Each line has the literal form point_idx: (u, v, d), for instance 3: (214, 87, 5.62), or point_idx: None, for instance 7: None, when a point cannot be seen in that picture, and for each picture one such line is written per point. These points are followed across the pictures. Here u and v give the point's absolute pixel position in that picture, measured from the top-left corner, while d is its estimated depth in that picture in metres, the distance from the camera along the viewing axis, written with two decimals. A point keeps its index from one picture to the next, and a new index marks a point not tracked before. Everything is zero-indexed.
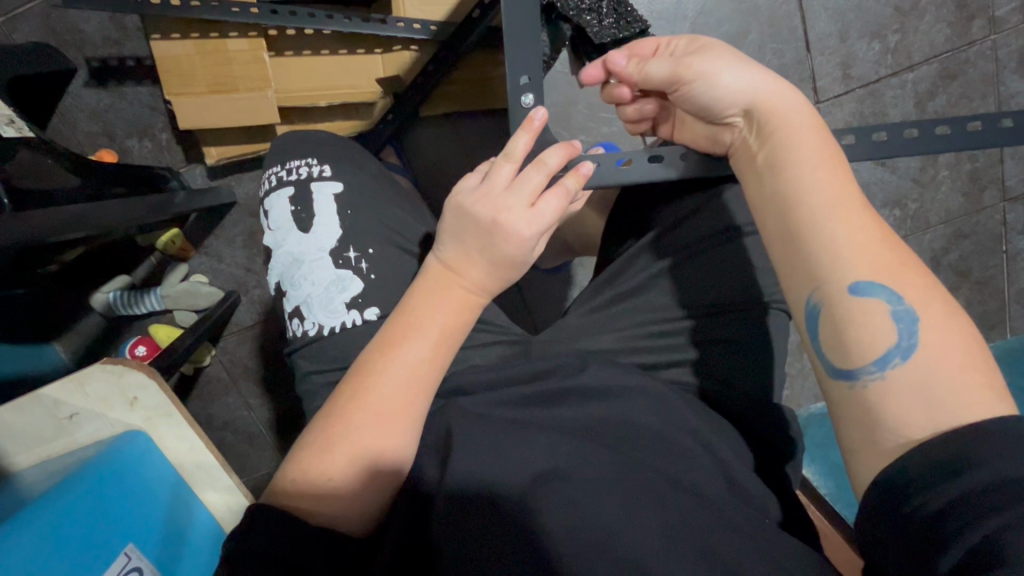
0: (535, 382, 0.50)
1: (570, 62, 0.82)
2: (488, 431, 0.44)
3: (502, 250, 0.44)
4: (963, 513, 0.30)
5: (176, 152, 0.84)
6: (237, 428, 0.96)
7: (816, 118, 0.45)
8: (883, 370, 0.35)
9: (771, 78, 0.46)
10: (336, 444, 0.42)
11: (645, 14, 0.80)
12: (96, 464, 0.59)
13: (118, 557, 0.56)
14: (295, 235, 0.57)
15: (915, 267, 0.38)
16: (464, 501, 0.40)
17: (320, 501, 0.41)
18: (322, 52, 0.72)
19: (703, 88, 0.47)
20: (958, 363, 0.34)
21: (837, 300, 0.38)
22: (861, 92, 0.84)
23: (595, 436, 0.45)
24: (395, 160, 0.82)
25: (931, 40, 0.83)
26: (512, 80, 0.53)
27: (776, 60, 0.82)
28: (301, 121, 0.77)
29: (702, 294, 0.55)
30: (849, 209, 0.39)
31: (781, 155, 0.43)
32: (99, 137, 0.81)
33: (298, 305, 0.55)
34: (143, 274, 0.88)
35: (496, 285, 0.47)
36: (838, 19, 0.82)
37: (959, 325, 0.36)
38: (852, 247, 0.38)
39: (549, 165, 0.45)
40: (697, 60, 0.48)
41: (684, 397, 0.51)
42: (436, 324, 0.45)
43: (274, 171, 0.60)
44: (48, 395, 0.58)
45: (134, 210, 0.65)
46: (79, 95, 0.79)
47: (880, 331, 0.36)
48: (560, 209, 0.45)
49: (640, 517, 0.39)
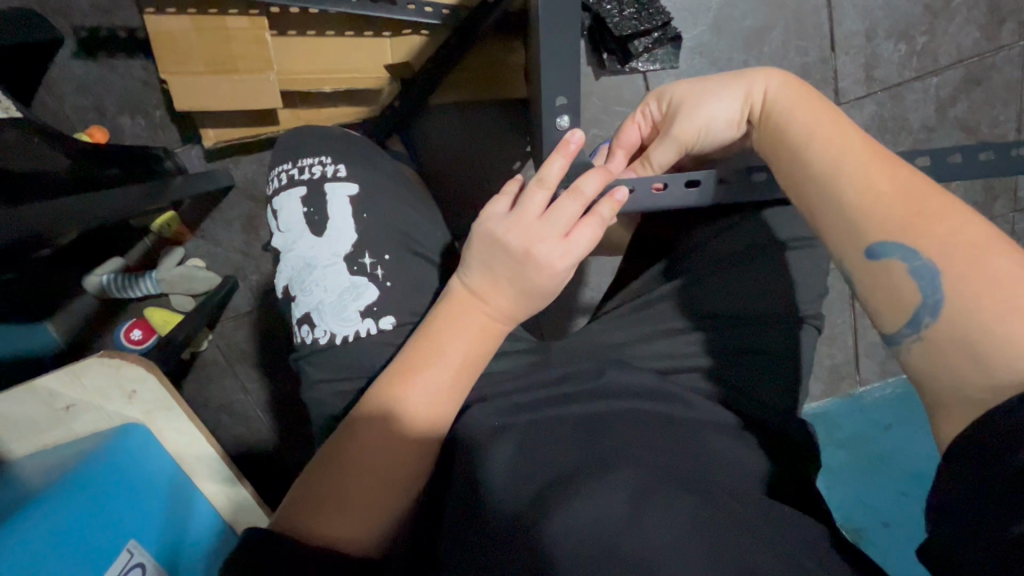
0: (555, 385, 0.50)
1: (587, 54, 0.77)
2: (504, 442, 0.43)
3: (533, 281, 0.45)
4: (1014, 490, 0.29)
5: (170, 131, 0.80)
6: (234, 413, 0.93)
7: (817, 99, 0.45)
8: (916, 331, 0.36)
9: (751, 88, 0.47)
10: (353, 473, 0.42)
11: (668, 5, 0.76)
12: (96, 458, 0.58)
13: (120, 554, 0.56)
14: (306, 238, 0.55)
15: (947, 210, 0.37)
16: (470, 512, 0.40)
17: (333, 523, 0.41)
18: (327, 33, 0.67)
19: (709, 138, 0.50)
20: (992, 313, 0.33)
21: (857, 265, 0.39)
22: (883, 95, 0.81)
23: (611, 435, 0.44)
24: (402, 149, 0.80)
25: (959, 43, 0.81)
26: (550, 99, 0.50)
27: (799, 57, 0.79)
28: (303, 107, 0.74)
29: (729, 305, 0.54)
30: (881, 169, 0.39)
31: (790, 153, 0.44)
32: (89, 112, 0.77)
33: (308, 311, 0.53)
34: (137, 256, 0.86)
35: (520, 313, 0.47)
36: (866, 17, 0.79)
37: (998, 272, 0.34)
38: (876, 209, 0.38)
39: (585, 193, 0.45)
40: (682, 121, 0.51)
41: (707, 409, 0.50)
42: (457, 354, 0.45)
43: (284, 168, 0.57)
44: (44, 388, 0.56)
45: (130, 197, 0.63)
46: (67, 66, 0.75)
47: (904, 290, 0.37)
48: (594, 239, 0.45)
49: (650, 526, 0.37)
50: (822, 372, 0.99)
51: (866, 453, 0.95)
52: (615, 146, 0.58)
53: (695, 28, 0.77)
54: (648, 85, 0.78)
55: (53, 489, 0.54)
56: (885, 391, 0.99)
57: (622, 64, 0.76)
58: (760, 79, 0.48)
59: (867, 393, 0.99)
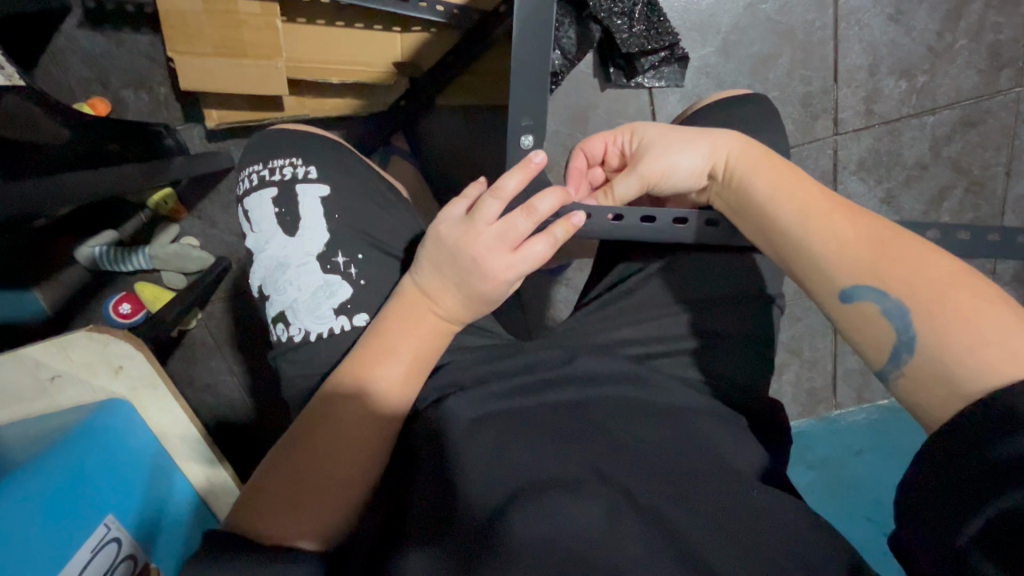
0: (519, 375, 0.49)
1: (595, 64, 0.78)
2: (472, 435, 0.43)
3: (478, 288, 0.45)
4: (988, 484, 0.30)
5: (173, 109, 0.80)
6: (217, 393, 0.94)
7: (771, 154, 0.47)
8: (898, 368, 0.37)
9: (716, 145, 0.49)
10: (298, 459, 0.43)
11: (678, 25, 0.77)
12: (80, 433, 0.59)
13: (98, 527, 0.56)
14: (279, 238, 0.55)
15: (911, 246, 0.39)
16: (434, 509, 0.40)
17: (273, 523, 0.41)
18: (337, 24, 0.68)
19: (672, 182, 0.50)
20: (963, 343, 0.34)
21: (834, 308, 0.40)
22: (881, 129, 0.83)
23: (574, 434, 0.44)
24: (405, 146, 0.83)
25: (958, 85, 0.82)
26: (516, 119, 0.48)
27: (802, 86, 0.81)
28: (309, 95, 0.74)
29: (712, 287, 0.56)
30: (851, 214, 0.41)
31: (753, 209, 0.46)
32: (92, 84, 0.77)
33: (282, 310, 0.54)
34: (131, 231, 0.85)
35: (468, 315, 0.48)
36: (871, 53, 0.80)
37: (963, 307, 0.35)
38: (847, 249, 0.40)
39: (539, 212, 0.45)
40: (649, 162, 0.51)
41: (685, 394, 0.50)
42: (407, 350, 0.46)
43: (254, 170, 0.57)
44: (30, 357, 0.57)
45: (133, 175, 0.63)
46: (73, 36, 0.75)
47: (880, 333, 0.38)
48: (544, 256, 0.46)
49: (621, 528, 0.38)
50: (798, 394, 1.02)
51: (834, 474, 0.97)
52: (580, 153, 0.58)
53: (702, 49, 0.78)
54: (652, 101, 0.79)
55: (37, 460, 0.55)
56: (861, 415, 1.03)
57: (627, 78, 0.77)
58: (726, 140, 0.49)
59: (842, 416, 1.03)
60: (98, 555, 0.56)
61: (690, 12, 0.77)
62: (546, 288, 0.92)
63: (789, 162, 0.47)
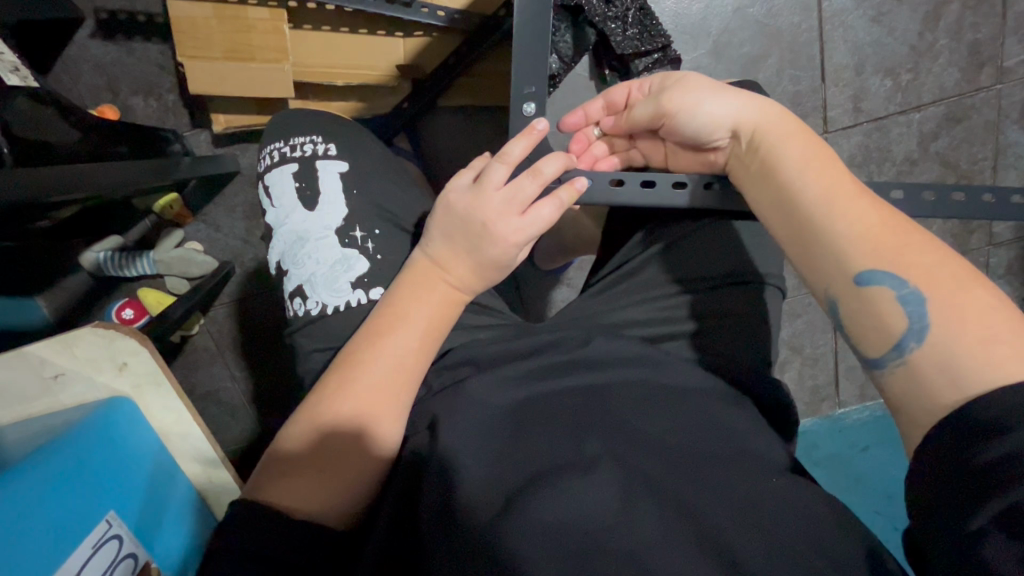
0: (535, 356, 0.49)
1: (591, 67, 0.83)
2: (486, 423, 0.43)
3: (489, 253, 0.48)
4: (980, 483, 0.29)
5: (181, 115, 0.82)
6: (219, 400, 0.93)
7: (796, 123, 0.46)
8: (900, 356, 0.36)
9: (749, 103, 0.48)
10: (309, 421, 0.43)
11: (670, 29, 0.81)
12: (82, 427, 0.57)
13: (99, 523, 0.55)
14: (299, 213, 0.56)
15: (923, 241, 0.38)
16: (445, 491, 0.39)
17: (281, 491, 0.41)
18: (342, 30, 0.71)
19: (686, 121, 0.50)
20: (969, 338, 0.33)
21: (845, 294, 0.39)
22: (869, 126, 0.86)
23: (592, 418, 0.43)
24: (406, 146, 0.85)
25: (941, 83, 0.85)
26: (519, 85, 0.54)
27: (791, 85, 0.84)
28: (314, 99, 0.75)
29: (696, 271, 0.57)
30: (870, 202, 0.40)
31: (776, 181, 0.44)
32: (102, 92, 0.79)
33: (300, 284, 0.55)
34: (136, 236, 0.87)
35: (480, 284, 0.49)
36: (856, 52, 0.83)
37: (976, 302, 0.34)
38: (864, 234, 0.39)
39: (544, 175, 0.48)
40: (672, 95, 0.51)
41: (688, 372, 0.50)
42: (423, 315, 0.47)
43: (276, 146, 0.59)
44: (32, 355, 0.56)
45: (139, 172, 0.64)
46: (85, 46, 0.77)
47: (889, 317, 0.36)
48: (551, 219, 0.48)
49: (639, 514, 0.37)
50: (802, 393, 1.02)
51: (846, 472, 0.97)
52: (600, 98, 0.60)
53: (694, 51, 0.82)
54: None
55: (52, 444, 0.54)
56: (865, 413, 1.03)
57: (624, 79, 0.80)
58: (757, 103, 0.48)
59: (846, 415, 1.04)
60: (98, 553, 0.54)
61: (681, 16, 0.80)
62: (549, 287, 0.93)
63: (814, 135, 0.46)
